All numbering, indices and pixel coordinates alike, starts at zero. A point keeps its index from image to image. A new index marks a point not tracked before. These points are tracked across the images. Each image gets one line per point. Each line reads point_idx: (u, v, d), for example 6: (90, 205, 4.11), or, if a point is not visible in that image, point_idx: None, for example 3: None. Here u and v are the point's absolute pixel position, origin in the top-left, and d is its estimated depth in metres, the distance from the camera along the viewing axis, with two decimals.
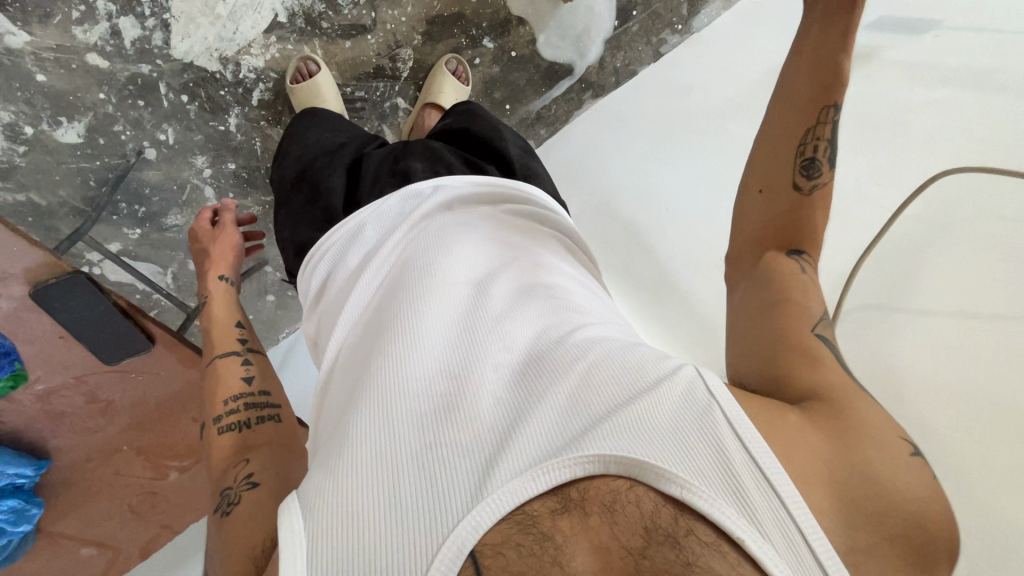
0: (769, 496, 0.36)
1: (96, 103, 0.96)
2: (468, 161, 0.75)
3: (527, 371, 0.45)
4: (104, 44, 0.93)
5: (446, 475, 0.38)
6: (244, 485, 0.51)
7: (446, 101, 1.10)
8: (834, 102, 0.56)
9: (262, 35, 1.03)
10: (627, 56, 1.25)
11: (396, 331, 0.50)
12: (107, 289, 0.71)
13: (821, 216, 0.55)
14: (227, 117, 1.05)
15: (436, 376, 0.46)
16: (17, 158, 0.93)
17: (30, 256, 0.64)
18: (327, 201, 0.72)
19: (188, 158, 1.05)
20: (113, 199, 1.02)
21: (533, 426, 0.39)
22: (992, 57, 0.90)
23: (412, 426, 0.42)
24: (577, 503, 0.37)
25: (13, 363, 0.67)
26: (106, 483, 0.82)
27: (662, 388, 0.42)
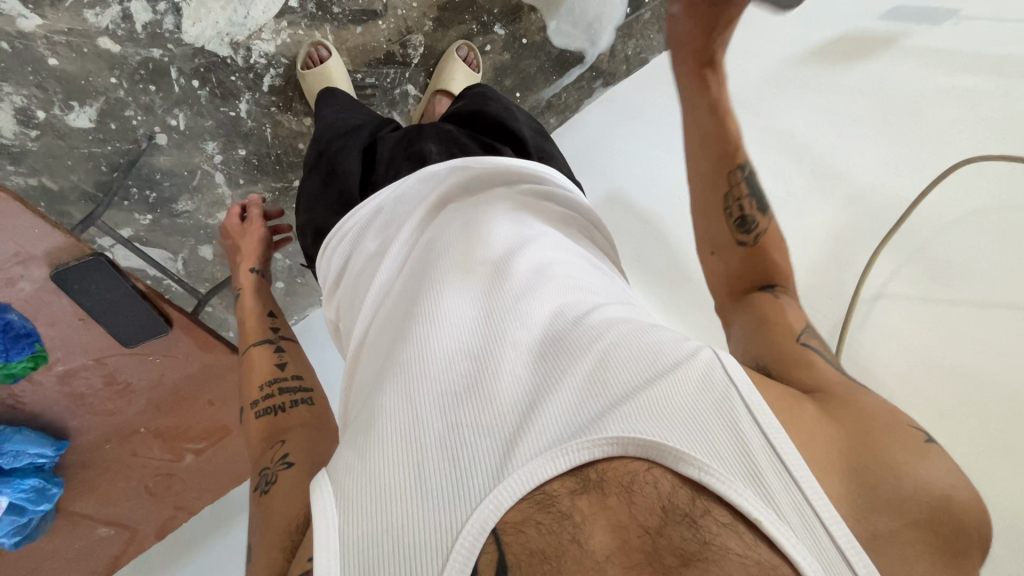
0: (790, 488, 0.36)
1: (108, 88, 0.96)
2: (483, 143, 0.74)
3: (547, 352, 0.45)
4: (116, 28, 0.93)
5: (468, 455, 0.38)
6: (281, 464, 0.51)
7: (457, 88, 1.09)
8: (737, 163, 0.64)
9: (273, 20, 1.02)
10: (638, 44, 1.25)
11: (416, 312, 0.50)
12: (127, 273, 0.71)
13: (777, 254, 0.60)
14: (238, 103, 1.05)
15: (456, 355, 0.46)
16: (29, 142, 0.93)
17: (50, 239, 0.65)
18: (342, 185, 0.73)
19: (199, 143, 1.05)
20: (125, 184, 1.02)
21: (553, 408, 0.39)
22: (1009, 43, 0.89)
23: (432, 406, 0.42)
24: (596, 483, 0.37)
25: (33, 344, 0.68)
26: (124, 464, 0.83)
27: (682, 371, 0.41)
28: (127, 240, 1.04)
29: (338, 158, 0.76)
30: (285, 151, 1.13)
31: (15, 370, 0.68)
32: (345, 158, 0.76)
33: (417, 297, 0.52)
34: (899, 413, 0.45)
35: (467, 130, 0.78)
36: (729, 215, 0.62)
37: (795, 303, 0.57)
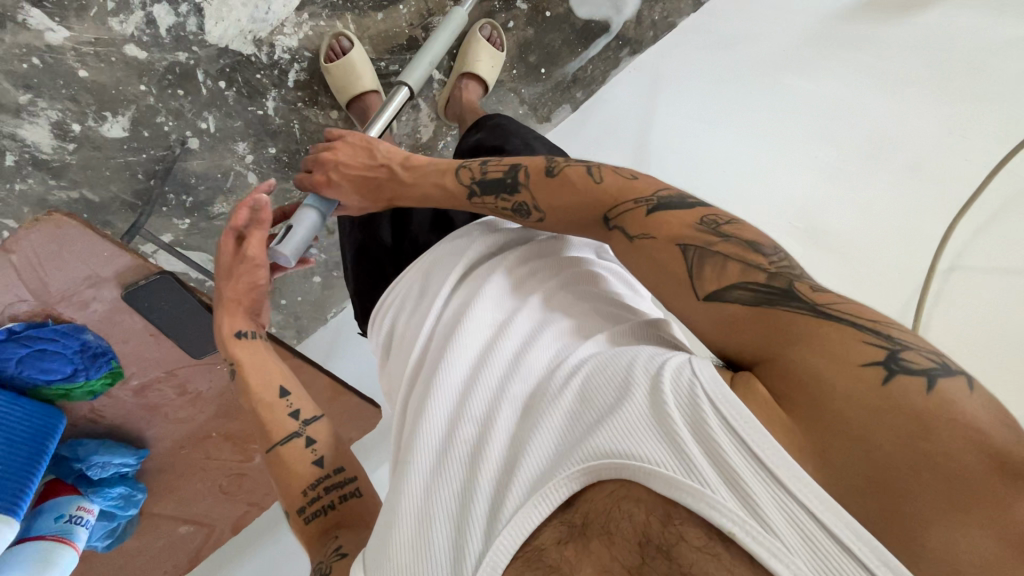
0: (777, 492, 0.39)
1: (138, 96, 0.96)
2: None
3: (531, 406, 0.51)
4: (141, 35, 0.92)
5: (468, 517, 0.45)
6: (334, 556, 0.56)
7: (482, 70, 1.08)
8: (461, 175, 0.69)
9: (294, 13, 1.01)
10: (665, 8, 1.17)
11: (424, 377, 0.57)
12: (192, 290, 0.72)
13: (568, 194, 0.62)
14: (265, 101, 1.05)
15: (453, 418, 0.53)
16: (67, 156, 0.94)
17: (118, 261, 0.68)
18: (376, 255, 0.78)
19: (230, 145, 1.05)
20: (163, 190, 1.03)
21: (531, 459, 0.46)
22: None
23: (441, 469, 0.50)
24: (580, 527, 0.44)
25: (110, 361, 0.72)
26: (199, 466, 0.87)
27: (652, 388, 0.46)
28: (169, 245, 1.06)
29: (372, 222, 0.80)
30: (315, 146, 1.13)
31: (96, 387, 0.72)
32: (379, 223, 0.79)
33: (426, 360, 0.59)
34: (850, 342, 0.44)
35: None
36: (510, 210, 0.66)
37: (642, 212, 0.57)
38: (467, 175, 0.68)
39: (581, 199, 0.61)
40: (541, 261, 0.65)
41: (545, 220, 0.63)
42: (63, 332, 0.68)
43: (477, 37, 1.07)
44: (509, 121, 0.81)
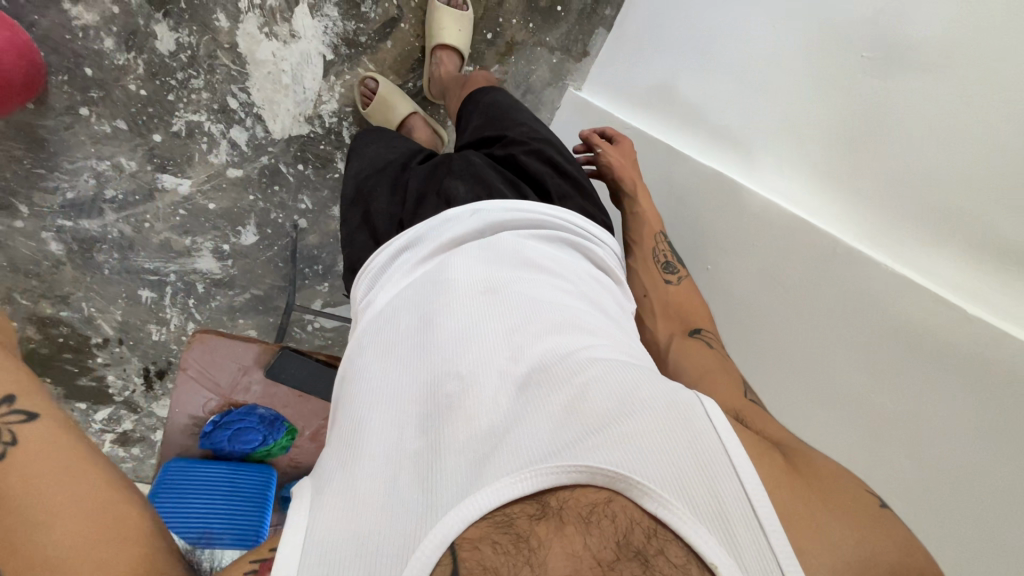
0: (750, 521, 0.41)
1: (251, 204, 1.17)
2: (508, 181, 0.75)
3: (531, 382, 0.50)
4: (232, 157, 1.11)
5: (441, 474, 0.44)
6: (13, 419, 0.43)
7: (450, 36, 1.03)
8: (659, 228, 0.94)
9: (324, 80, 1.10)
10: None
11: (416, 336, 0.56)
12: (306, 353, 0.89)
13: (695, 294, 0.86)
14: (336, 164, 1.18)
15: (444, 376, 0.51)
16: (230, 269, 1.21)
17: (250, 352, 0.89)
18: (374, 229, 0.76)
19: (328, 212, 1.23)
20: (299, 269, 1.26)
21: (525, 430, 0.45)
22: None
23: (423, 426, 0.49)
24: (555, 511, 0.42)
25: (283, 423, 0.93)
26: None
27: (660, 409, 0.47)
28: (321, 309, 1.31)
29: (371, 198, 0.78)
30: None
31: (284, 442, 0.95)
32: (377, 197, 0.77)
33: (418, 319, 0.58)
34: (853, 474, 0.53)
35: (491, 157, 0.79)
36: (657, 263, 0.89)
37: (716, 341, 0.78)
38: (661, 233, 0.93)
39: (692, 302, 0.84)
40: (544, 257, 0.65)
41: (674, 283, 0.87)
42: (240, 413, 0.90)
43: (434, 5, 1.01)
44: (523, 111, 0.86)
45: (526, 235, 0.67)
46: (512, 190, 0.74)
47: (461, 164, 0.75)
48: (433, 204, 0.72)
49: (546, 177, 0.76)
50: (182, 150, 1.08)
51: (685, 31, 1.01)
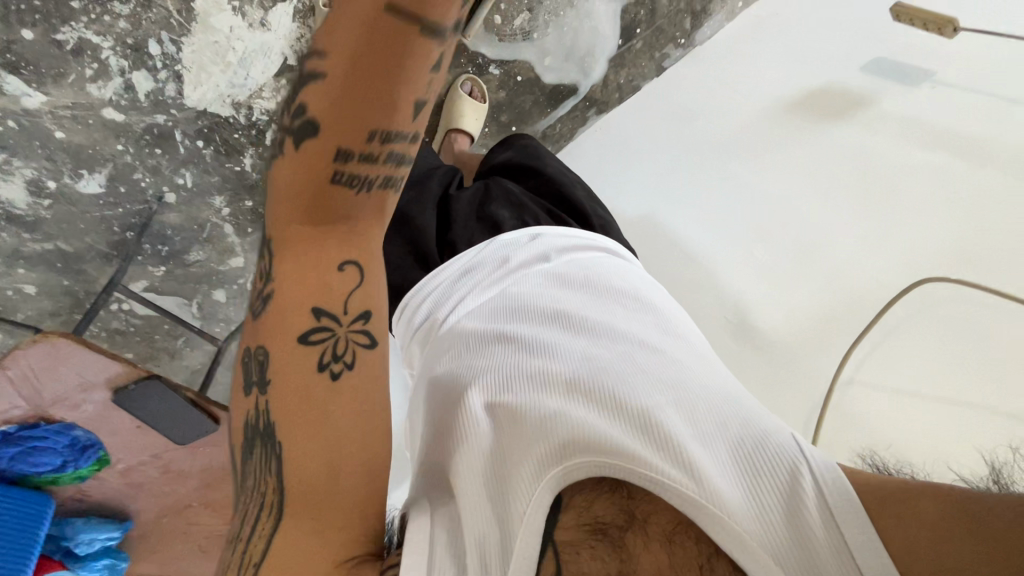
0: (840, 551, 0.34)
1: (114, 155, 0.95)
2: (549, 212, 0.73)
3: (601, 384, 0.45)
4: (118, 98, 0.91)
5: (514, 481, 0.40)
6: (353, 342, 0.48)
7: (469, 125, 1.11)
8: None
9: (273, 78, 1.02)
10: (630, 72, 1.25)
11: (476, 349, 0.53)
12: (176, 384, 0.73)
13: None
14: (243, 157, 1.06)
15: (517, 382, 0.47)
16: (42, 211, 0.94)
17: (107, 368, 0.70)
18: (415, 243, 0.70)
19: (207, 199, 1.06)
20: (138, 242, 1.03)
21: (596, 427, 0.41)
22: (985, 122, 0.89)
23: (478, 430, 0.44)
24: (639, 521, 0.39)
25: (98, 451, 0.75)
26: (179, 533, 0.87)
27: (755, 431, 0.41)
28: (141, 292, 1.07)
29: (415, 209, 0.73)
30: (257, 218, 1.13)
31: (83, 472, 0.75)
32: (419, 213, 0.72)
33: (478, 334, 0.55)
34: None
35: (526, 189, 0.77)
36: None
37: None
38: None
39: None
40: (606, 276, 0.61)
41: None
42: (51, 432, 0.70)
43: (462, 94, 1.10)
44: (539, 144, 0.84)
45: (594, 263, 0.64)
46: (552, 220, 0.72)
47: (504, 194, 0.74)
48: (481, 227, 0.70)
49: (585, 208, 0.74)
50: (53, 62, 0.85)
51: (622, 167, 1.13)
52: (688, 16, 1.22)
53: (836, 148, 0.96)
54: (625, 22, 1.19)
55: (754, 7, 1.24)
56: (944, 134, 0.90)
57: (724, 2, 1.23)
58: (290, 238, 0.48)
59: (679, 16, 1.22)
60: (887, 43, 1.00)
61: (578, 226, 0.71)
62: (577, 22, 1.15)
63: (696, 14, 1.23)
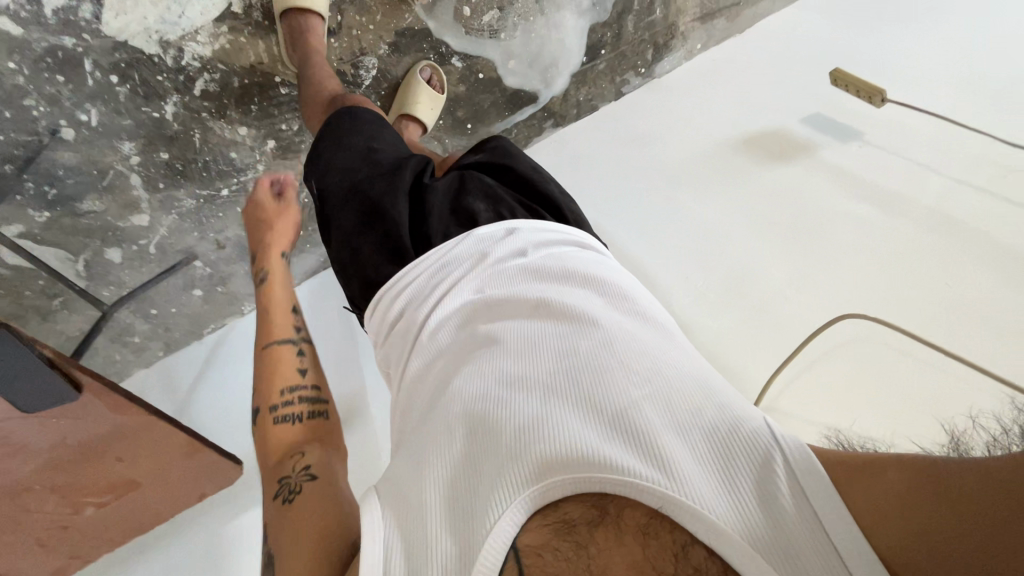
0: (819, 540, 0.34)
1: (4, 73, 0.81)
2: (529, 208, 0.63)
3: (581, 379, 0.42)
4: (18, 9, 0.79)
5: (482, 483, 0.37)
6: (303, 475, 0.49)
7: (422, 113, 1.07)
8: None
9: (211, 23, 0.93)
10: (590, 91, 1.27)
11: (455, 349, 0.48)
12: (34, 340, 0.60)
13: None
14: (164, 103, 0.95)
15: (490, 375, 0.43)
16: None
17: None
18: (388, 240, 0.59)
19: (113, 142, 0.94)
20: (18, 177, 0.88)
21: (575, 428, 0.38)
22: (901, 182, 0.95)
23: (449, 435, 0.40)
24: (614, 516, 0.36)
25: None
26: (15, 520, 0.73)
27: (734, 420, 0.39)
28: (13, 237, 0.91)
29: (385, 201, 0.61)
30: (171, 174, 1.01)
31: None
32: (387, 205, 0.61)
33: (459, 334, 0.50)
34: None
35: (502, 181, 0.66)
36: None
37: None
38: None
39: None
40: (583, 255, 0.57)
41: None
42: None
43: (418, 79, 1.05)
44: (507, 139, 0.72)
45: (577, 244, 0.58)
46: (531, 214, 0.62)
47: (478, 185, 0.63)
48: (456, 226, 0.60)
49: (562, 201, 0.64)
50: None
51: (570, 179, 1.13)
52: (650, 47, 1.26)
53: (771, 188, 1.00)
54: (591, 40, 1.20)
55: (709, 50, 1.31)
56: (871, 189, 0.95)
57: (684, 41, 1.28)
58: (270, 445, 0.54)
59: (643, 46, 1.25)
60: (824, 103, 1.08)
61: (552, 220, 0.62)
62: (545, 31, 1.14)
63: (659, 48, 1.26)
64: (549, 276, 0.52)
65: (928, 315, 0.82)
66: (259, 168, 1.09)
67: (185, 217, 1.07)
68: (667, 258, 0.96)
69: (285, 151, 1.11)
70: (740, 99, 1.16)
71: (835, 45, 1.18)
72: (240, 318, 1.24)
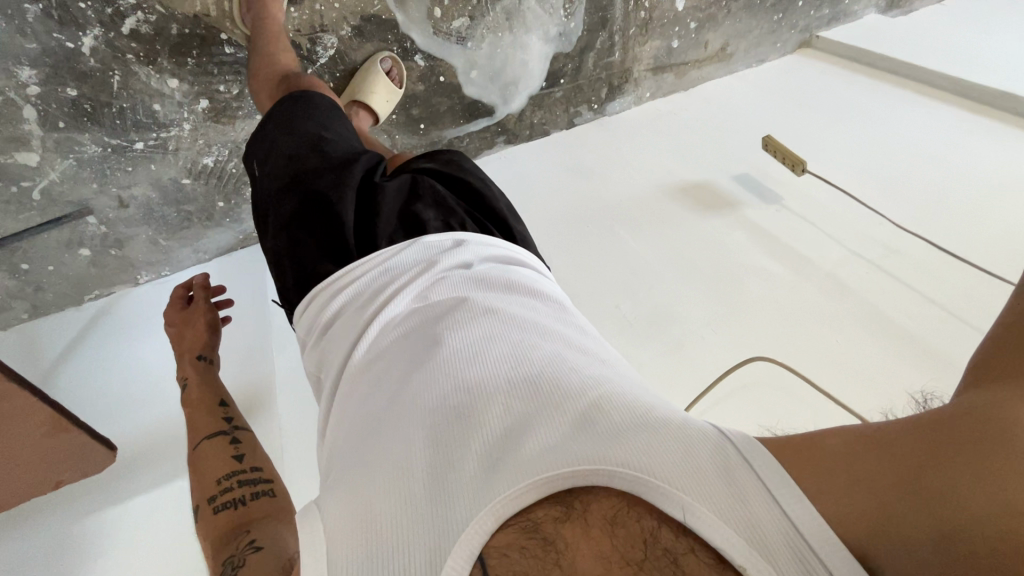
0: (779, 515, 0.34)
1: None
2: (478, 222, 0.62)
3: (536, 387, 0.42)
4: None
5: (451, 493, 0.36)
6: (249, 549, 0.43)
7: (377, 102, 1.03)
8: None
9: None
10: (544, 116, 1.30)
11: (405, 356, 0.47)
12: None
13: None
14: (81, 34, 0.84)
15: (448, 390, 0.43)
16: None
17: None
18: (332, 235, 0.56)
19: (9, 64, 0.82)
20: None
21: (538, 433, 0.38)
22: (805, 247, 1.05)
23: (409, 449, 0.39)
24: (580, 512, 0.36)
25: None
26: None
27: (679, 419, 0.40)
28: None
29: (331, 195, 0.58)
30: (77, 115, 0.89)
31: None
32: (332, 199, 0.58)
33: (407, 338, 0.49)
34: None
35: (453, 192, 0.65)
36: None
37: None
38: None
39: None
40: (529, 271, 0.58)
41: None
42: None
43: (377, 69, 1.02)
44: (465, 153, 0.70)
45: (518, 257, 0.59)
46: (478, 227, 0.62)
47: (430, 191, 0.61)
48: (402, 230, 0.58)
49: (511, 219, 0.64)
50: None
51: (516, 197, 1.15)
52: (605, 86, 1.32)
53: (698, 235, 1.08)
54: (553, 68, 1.24)
55: (657, 100, 1.40)
56: (781, 251, 1.05)
57: (636, 87, 1.36)
58: (217, 526, 0.48)
59: (599, 83, 1.31)
60: (748, 167, 1.20)
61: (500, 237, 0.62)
62: (511, 49, 1.16)
63: (613, 89, 1.33)
64: (501, 285, 0.53)
65: (821, 364, 0.89)
66: (186, 127, 0.99)
67: (84, 165, 0.94)
68: (598, 288, 1.00)
69: (220, 118, 1.01)
70: (676, 150, 1.25)
71: (763, 119, 1.32)
72: (133, 288, 1.10)
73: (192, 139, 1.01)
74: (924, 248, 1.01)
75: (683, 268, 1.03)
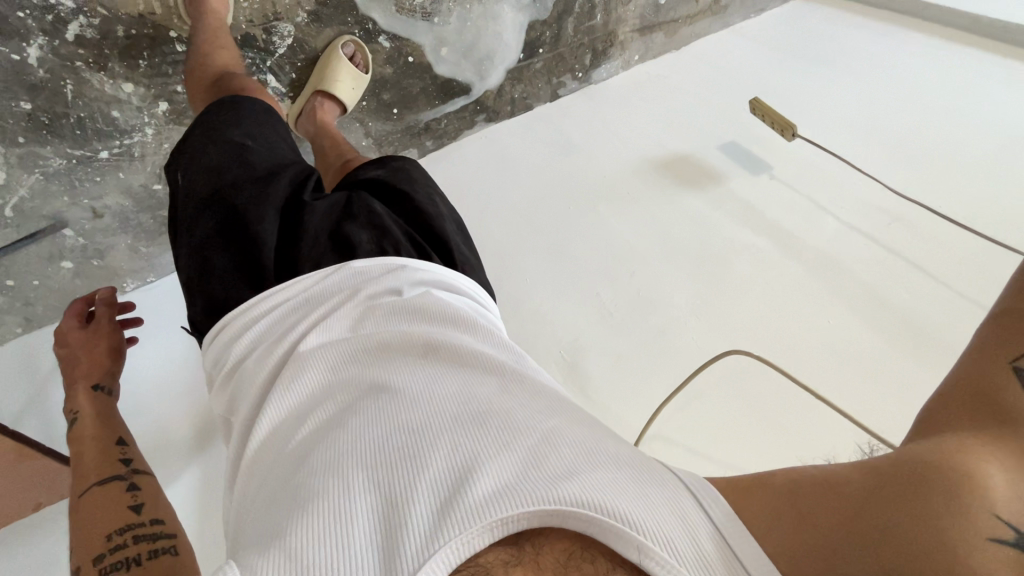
0: (729, 556, 0.33)
1: None
2: (413, 240, 0.60)
3: (485, 421, 0.40)
4: None
5: (398, 539, 0.33)
6: None
7: (342, 91, 0.98)
8: None
9: None
10: (526, 89, 1.23)
11: (347, 395, 0.45)
12: None
13: None
14: (24, 45, 0.81)
15: (392, 430, 0.40)
16: None
17: None
18: (254, 255, 0.54)
19: None
20: None
21: (491, 469, 0.36)
22: (799, 220, 0.99)
23: (350, 491, 0.36)
24: (531, 554, 0.34)
25: None
26: None
27: (624, 455, 0.39)
28: None
29: (250, 213, 0.55)
30: (35, 128, 0.87)
31: None
32: (253, 218, 0.55)
33: (348, 375, 0.46)
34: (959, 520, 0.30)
35: (391, 209, 0.63)
36: None
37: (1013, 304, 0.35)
38: None
39: None
40: (460, 301, 0.56)
41: None
42: None
43: (340, 56, 0.96)
44: (416, 164, 0.68)
45: (452, 286, 0.57)
46: (413, 248, 0.59)
47: (365, 210, 0.59)
48: (331, 249, 0.57)
49: (452, 240, 0.62)
50: None
51: (494, 181, 1.09)
52: (589, 52, 1.24)
53: (685, 212, 1.02)
54: (530, 37, 1.16)
55: (647, 62, 1.31)
56: (773, 226, 0.99)
57: (623, 51, 1.27)
58: None
59: (582, 49, 1.23)
60: (739, 133, 1.12)
61: (439, 262, 0.60)
62: (482, 21, 1.09)
63: (597, 54, 1.25)
64: (437, 320, 0.51)
65: (808, 350, 0.86)
66: (149, 131, 0.97)
67: (51, 179, 0.92)
68: (579, 275, 0.96)
69: (180, 120, 0.99)
70: (665, 118, 1.18)
71: (760, 77, 1.23)
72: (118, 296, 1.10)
73: (157, 144, 0.99)
74: (926, 215, 0.95)
75: (667, 249, 0.98)
